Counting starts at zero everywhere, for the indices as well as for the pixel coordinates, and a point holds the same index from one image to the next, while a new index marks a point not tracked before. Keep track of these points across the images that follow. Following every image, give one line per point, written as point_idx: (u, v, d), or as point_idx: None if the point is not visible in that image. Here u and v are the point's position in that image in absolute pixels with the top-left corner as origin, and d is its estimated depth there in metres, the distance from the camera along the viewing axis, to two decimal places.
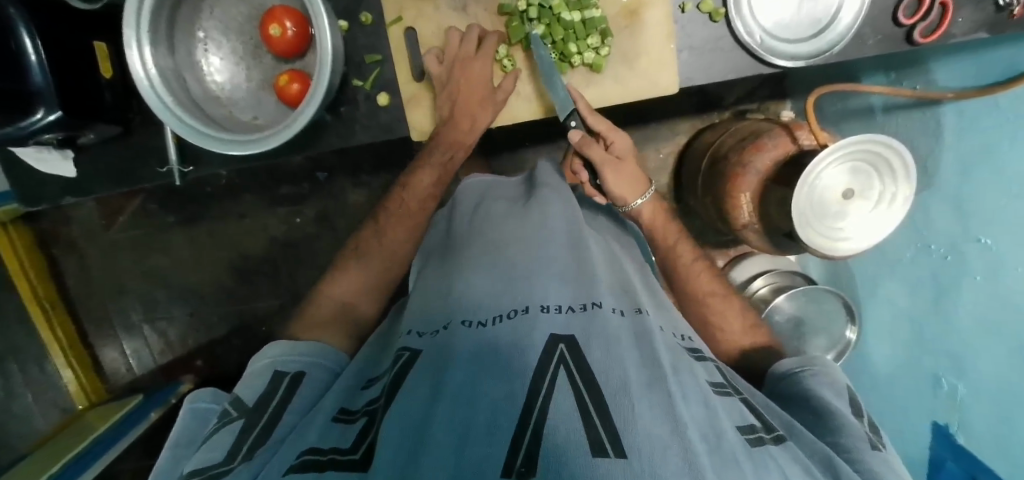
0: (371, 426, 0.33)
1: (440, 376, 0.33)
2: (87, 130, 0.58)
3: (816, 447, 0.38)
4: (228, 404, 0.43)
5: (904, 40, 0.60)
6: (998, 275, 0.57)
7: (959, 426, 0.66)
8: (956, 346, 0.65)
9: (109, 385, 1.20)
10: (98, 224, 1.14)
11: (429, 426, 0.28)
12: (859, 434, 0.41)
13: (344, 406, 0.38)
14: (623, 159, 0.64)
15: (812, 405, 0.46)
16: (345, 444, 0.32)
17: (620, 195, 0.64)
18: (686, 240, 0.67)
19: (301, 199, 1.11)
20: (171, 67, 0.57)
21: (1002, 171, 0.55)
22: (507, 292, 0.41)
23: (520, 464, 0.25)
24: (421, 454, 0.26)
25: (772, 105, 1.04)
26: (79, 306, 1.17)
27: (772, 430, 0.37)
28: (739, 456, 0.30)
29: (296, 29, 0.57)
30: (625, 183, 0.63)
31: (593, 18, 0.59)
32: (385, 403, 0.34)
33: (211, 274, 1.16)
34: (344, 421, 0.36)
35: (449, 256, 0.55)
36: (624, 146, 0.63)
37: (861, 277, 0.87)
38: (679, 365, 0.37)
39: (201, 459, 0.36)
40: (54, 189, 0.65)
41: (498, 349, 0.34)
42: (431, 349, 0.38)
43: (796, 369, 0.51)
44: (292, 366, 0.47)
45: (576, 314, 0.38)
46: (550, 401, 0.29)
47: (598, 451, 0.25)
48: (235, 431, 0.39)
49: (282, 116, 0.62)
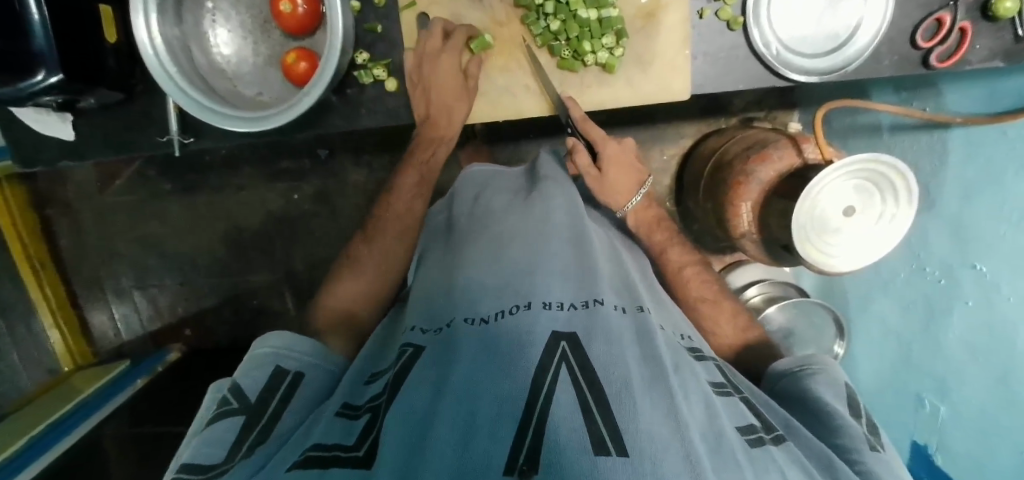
0: (376, 422, 0.32)
1: (443, 372, 0.33)
2: (88, 94, 0.57)
3: (815, 447, 0.37)
4: (226, 391, 0.42)
5: (919, 63, 0.60)
6: (991, 301, 0.57)
7: (937, 448, 0.68)
8: (942, 368, 0.66)
9: (96, 348, 1.19)
10: (93, 187, 1.12)
11: (431, 424, 0.27)
12: (858, 435, 0.40)
13: (348, 400, 0.38)
14: (613, 167, 0.63)
15: (810, 404, 0.45)
16: (349, 441, 0.31)
17: (615, 197, 0.64)
18: (677, 234, 0.66)
19: (301, 175, 1.10)
20: (176, 36, 0.56)
21: (1006, 200, 0.55)
22: (509, 287, 0.41)
23: (521, 462, 0.24)
24: (422, 452, 0.26)
25: (780, 114, 1.04)
26: (70, 268, 1.16)
27: (772, 430, 0.37)
28: (740, 458, 0.29)
29: (307, 7, 0.56)
30: (609, 191, 0.63)
31: (610, 18, 0.58)
32: (388, 401, 0.34)
33: (205, 245, 1.15)
34: (348, 417, 0.35)
35: (455, 243, 0.55)
36: (613, 156, 0.62)
37: (853, 294, 0.88)
38: (680, 365, 0.37)
39: (199, 450, 0.36)
40: (50, 152, 0.64)
41: (500, 344, 0.34)
42: (434, 344, 0.38)
43: (795, 368, 0.51)
44: (294, 364, 0.46)
45: (576, 312, 0.38)
46: (552, 396, 0.28)
47: (600, 449, 0.24)
48: (236, 427, 0.39)
49: (286, 95, 0.61)
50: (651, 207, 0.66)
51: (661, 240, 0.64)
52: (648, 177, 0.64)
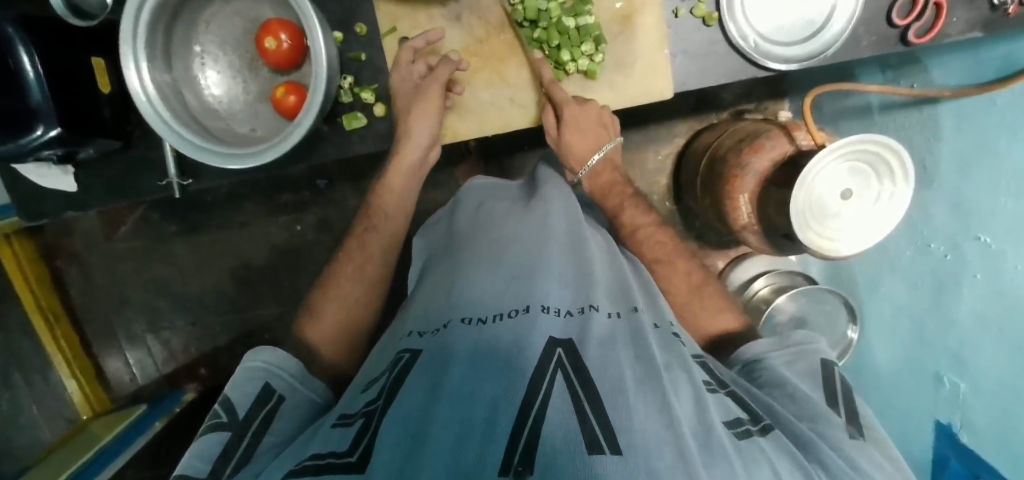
0: (370, 427, 0.31)
1: (440, 374, 0.32)
2: (87, 146, 0.58)
3: (798, 432, 0.37)
4: (220, 405, 0.44)
5: (898, 41, 0.60)
6: (997, 271, 0.57)
7: (964, 425, 0.65)
8: (955, 342, 0.65)
9: (114, 395, 1.19)
10: (100, 235, 1.14)
11: (428, 426, 0.27)
12: (838, 423, 0.40)
13: (345, 412, 0.37)
14: (571, 130, 0.62)
15: (786, 388, 0.44)
16: (342, 447, 0.30)
17: (571, 156, 0.64)
18: (636, 205, 0.65)
19: (302, 206, 1.12)
20: (168, 82, 0.57)
21: (999, 169, 0.55)
22: (508, 292, 0.41)
23: (517, 463, 0.23)
24: (418, 456, 0.25)
25: (770, 104, 1.04)
26: (83, 318, 1.17)
27: (759, 420, 0.36)
28: (730, 452, 0.28)
29: (291, 42, 0.58)
30: (565, 150, 0.64)
31: (587, 25, 0.59)
32: (386, 404, 0.33)
33: (213, 282, 1.16)
34: (344, 425, 0.34)
35: (450, 254, 0.55)
36: (571, 121, 0.61)
37: (862, 276, 0.87)
38: (672, 364, 0.37)
39: (188, 464, 0.38)
40: (55, 204, 0.65)
41: (496, 348, 0.33)
42: (431, 348, 0.38)
43: (772, 352, 0.49)
44: (281, 384, 0.46)
45: (573, 319, 0.38)
46: (549, 399, 0.28)
47: (594, 449, 0.24)
48: (224, 441, 0.40)
49: (279, 128, 0.63)
50: (607, 171, 0.66)
51: (614, 202, 0.64)
52: (610, 142, 0.63)
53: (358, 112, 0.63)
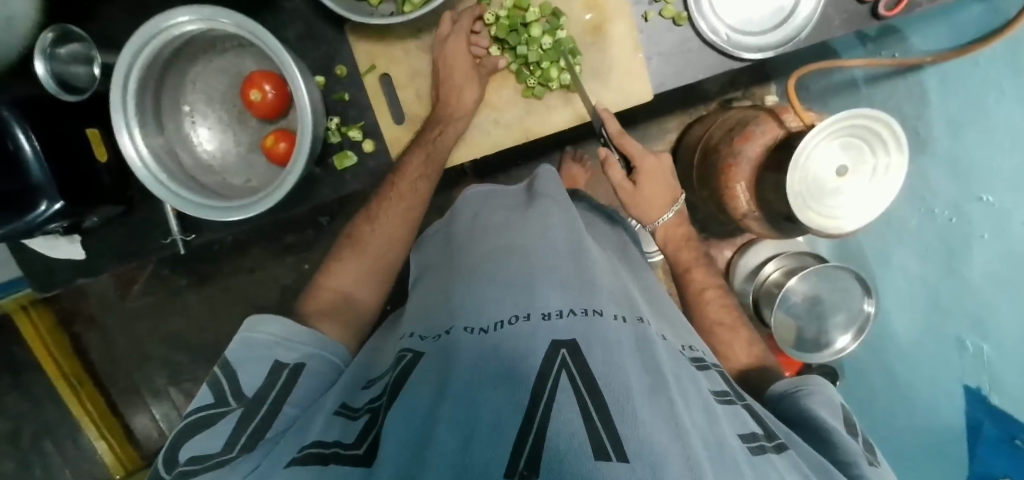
0: (375, 420, 0.35)
1: (445, 376, 0.33)
2: (91, 214, 0.60)
3: (812, 456, 0.37)
4: (229, 380, 0.44)
5: (869, 15, 0.60)
6: (1004, 229, 0.56)
7: (992, 388, 0.62)
8: (971, 305, 0.63)
9: (144, 452, 1.20)
10: (115, 296, 1.16)
11: (435, 425, 0.29)
12: (859, 452, 0.40)
13: (344, 401, 0.41)
14: (647, 182, 0.68)
15: (809, 423, 0.45)
16: (349, 438, 0.34)
17: (649, 211, 0.70)
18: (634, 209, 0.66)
19: (308, 246, 1.13)
20: (162, 144, 0.59)
21: (990, 130, 0.56)
22: (507, 298, 0.41)
23: (521, 467, 0.24)
24: (424, 461, 0.26)
25: (756, 90, 1.04)
26: (104, 379, 1.18)
27: (773, 437, 0.37)
28: (742, 465, 0.29)
29: (275, 91, 0.59)
30: (644, 204, 0.69)
31: (562, 40, 0.60)
32: (388, 402, 0.36)
33: (229, 330, 1.17)
34: (347, 417, 0.38)
35: (448, 264, 0.55)
36: (647, 172, 0.67)
37: (872, 250, 0.85)
38: (681, 373, 0.37)
39: (202, 438, 0.40)
40: (66, 273, 0.67)
41: (499, 356, 0.34)
42: (432, 352, 0.39)
43: (792, 390, 0.50)
44: (294, 355, 0.48)
45: (576, 318, 0.37)
46: (553, 407, 0.28)
47: (601, 454, 0.25)
48: (237, 417, 0.41)
49: (273, 176, 0.64)
50: (682, 225, 0.73)
51: (687, 257, 0.71)
52: (680, 195, 0.70)
53: (348, 150, 0.64)
